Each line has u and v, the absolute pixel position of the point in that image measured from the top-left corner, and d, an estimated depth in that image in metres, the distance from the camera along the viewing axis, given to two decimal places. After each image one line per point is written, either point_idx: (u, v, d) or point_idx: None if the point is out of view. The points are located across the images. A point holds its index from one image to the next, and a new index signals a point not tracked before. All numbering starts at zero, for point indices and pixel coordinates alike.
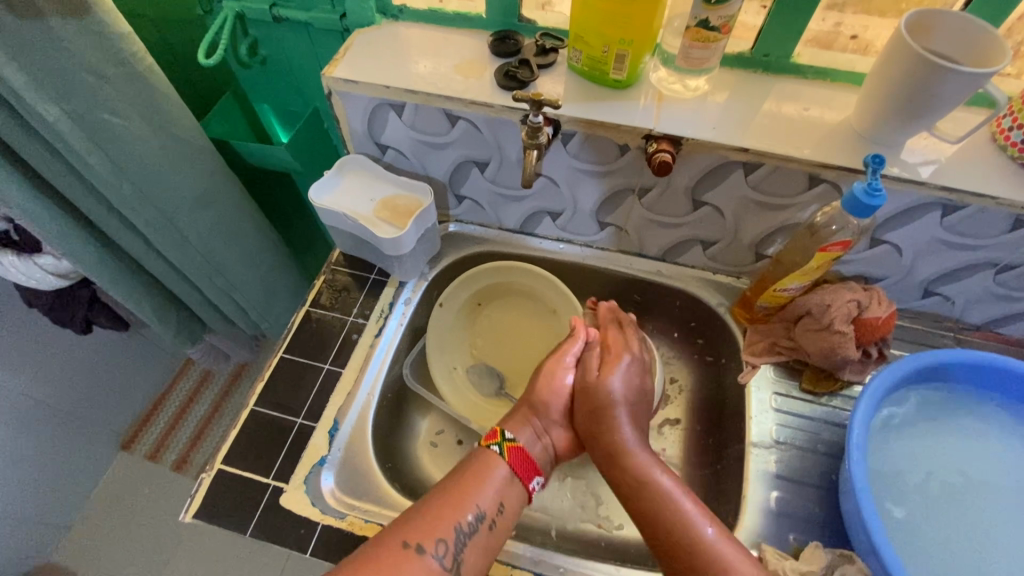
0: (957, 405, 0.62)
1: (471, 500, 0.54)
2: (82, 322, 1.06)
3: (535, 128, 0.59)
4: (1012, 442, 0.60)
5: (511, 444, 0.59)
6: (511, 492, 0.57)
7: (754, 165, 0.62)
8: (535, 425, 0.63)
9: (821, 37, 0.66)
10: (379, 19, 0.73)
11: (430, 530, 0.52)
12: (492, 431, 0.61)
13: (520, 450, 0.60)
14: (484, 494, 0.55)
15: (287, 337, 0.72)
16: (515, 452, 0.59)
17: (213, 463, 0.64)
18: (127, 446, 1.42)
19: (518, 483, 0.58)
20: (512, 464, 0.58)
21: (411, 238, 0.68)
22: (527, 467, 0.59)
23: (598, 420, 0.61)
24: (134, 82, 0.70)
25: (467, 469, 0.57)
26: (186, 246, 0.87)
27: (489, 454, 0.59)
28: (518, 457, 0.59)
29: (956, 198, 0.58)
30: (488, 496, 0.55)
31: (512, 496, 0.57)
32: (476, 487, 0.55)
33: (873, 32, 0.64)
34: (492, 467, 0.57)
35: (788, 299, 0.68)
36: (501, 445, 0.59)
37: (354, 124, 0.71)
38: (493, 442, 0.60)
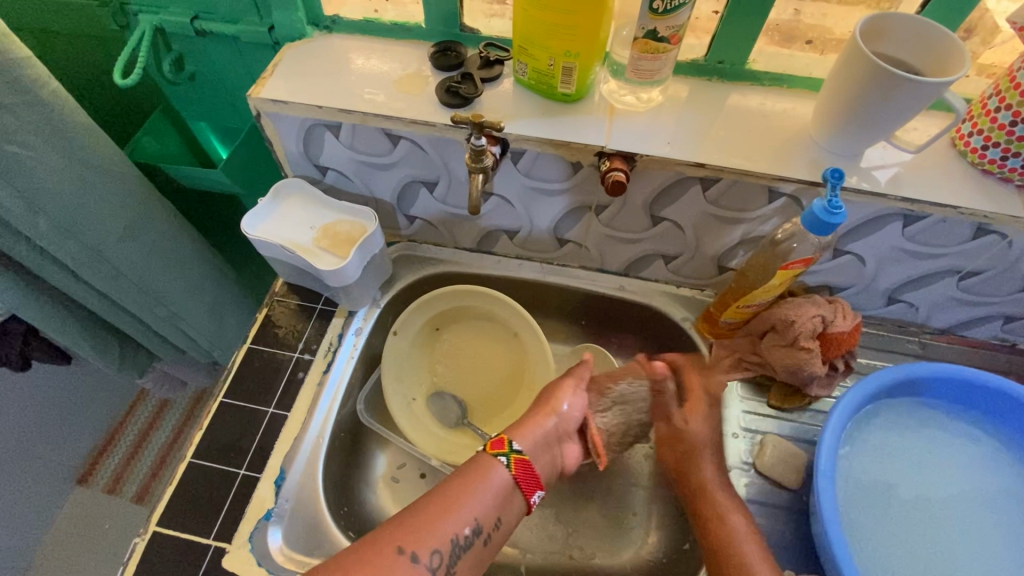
0: (930, 420, 0.61)
1: (467, 513, 0.52)
2: (19, 359, 0.98)
3: (479, 151, 0.55)
4: (974, 451, 0.60)
5: (520, 457, 0.56)
6: (508, 507, 0.55)
7: (711, 181, 0.59)
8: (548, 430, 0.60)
9: (782, 26, 0.63)
10: (311, 31, 0.67)
11: (424, 538, 0.50)
12: (499, 438, 0.58)
13: (527, 464, 0.56)
14: (484, 504, 0.53)
15: (226, 379, 0.67)
16: (522, 465, 0.56)
17: (148, 525, 0.59)
18: (82, 480, 1.32)
19: (517, 497, 0.55)
20: (516, 478, 0.55)
21: (355, 268, 0.64)
22: (530, 483, 0.56)
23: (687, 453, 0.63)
24: (42, 110, 0.63)
25: (466, 475, 0.54)
26: (120, 277, 0.80)
27: (491, 463, 0.56)
28: (523, 470, 0.56)
29: (918, 209, 0.56)
30: (486, 508, 0.53)
31: (510, 510, 0.55)
32: (473, 495, 0.53)
33: (834, 19, 0.62)
34: (493, 478, 0.55)
35: (753, 313, 0.66)
36: (510, 456, 0.56)
37: (289, 145, 0.66)
38: (500, 453, 0.56)
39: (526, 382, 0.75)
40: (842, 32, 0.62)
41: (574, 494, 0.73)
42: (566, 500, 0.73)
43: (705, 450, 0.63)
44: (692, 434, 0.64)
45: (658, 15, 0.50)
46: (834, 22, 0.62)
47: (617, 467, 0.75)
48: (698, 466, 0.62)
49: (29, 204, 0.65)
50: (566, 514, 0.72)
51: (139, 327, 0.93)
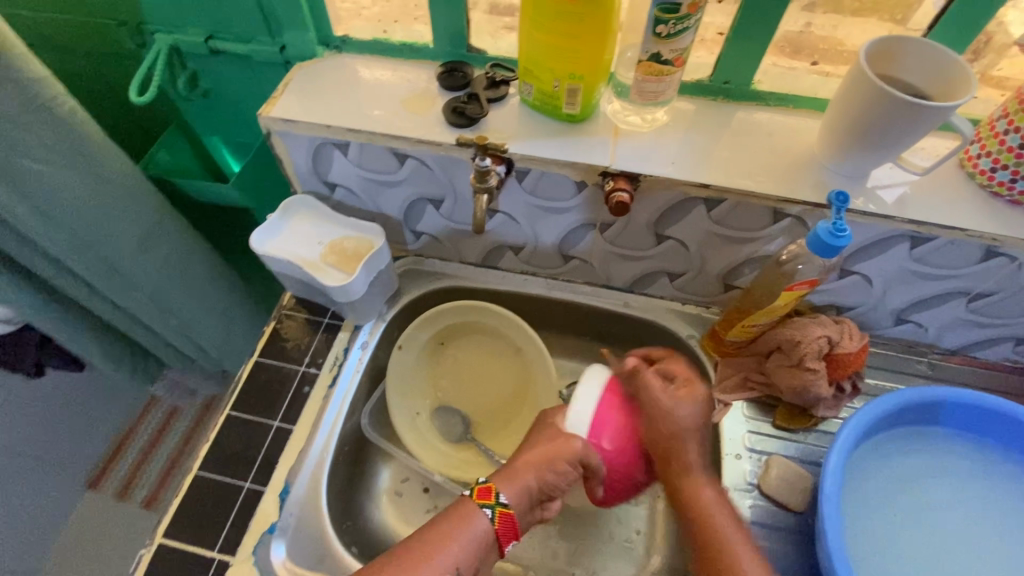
0: (944, 448, 0.60)
1: (452, 564, 0.51)
2: (32, 366, 0.99)
3: (484, 172, 0.56)
4: (979, 474, 0.59)
5: (505, 510, 0.55)
6: (486, 557, 0.55)
7: (716, 202, 0.59)
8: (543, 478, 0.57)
9: (791, 38, 0.62)
10: (321, 51, 0.68)
11: None
12: (487, 487, 0.56)
13: (512, 519, 0.55)
14: (465, 557, 0.52)
15: (234, 392, 0.68)
16: (506, 519, 0.55)
17: (154, 536, 0.60)
18: (93, 485, 1.32)
19: (495, 544, 0.55)
20: (496, 531, 0.55)
21: (361, 283, 0.64)
22: (508, 534, 0.56)
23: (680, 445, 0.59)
24: (58, 127, 0.65)
25: (452, 521, 0.54)
26: (132, 289, 0.82)
27: (473, 512, 0.55)
28: (506, 524, 0.55)
29: (925, 231, 0.56)
30: (465, 559, 0.52)
31: (486, 560, 0.55)
32: (452, 547, 0.52)
33: (844, 30, 0.61)
34: (472, 530, 0.54)
35: (758, 332, 0.65)
36: (494, 509, 0.55)
37: (298, 162, 0.67)
38: (486, 505, 0.55)
39: (531, 397, 0.76)
40: (856, 43, 0.61)
41: (578, 511, 0.73)
42: (569, 517, 0.73)
43: (693, 431, 0.60)
44: (682, 414, 0.60)
45: (662, 39, 0.50)
46: (846, 32, 0.61)
47: None
48: (683, 450, 0.59)
49: (44, 217, 0.67)
50: (568, 531, 0.72)
51: (149, 336, 0.95)
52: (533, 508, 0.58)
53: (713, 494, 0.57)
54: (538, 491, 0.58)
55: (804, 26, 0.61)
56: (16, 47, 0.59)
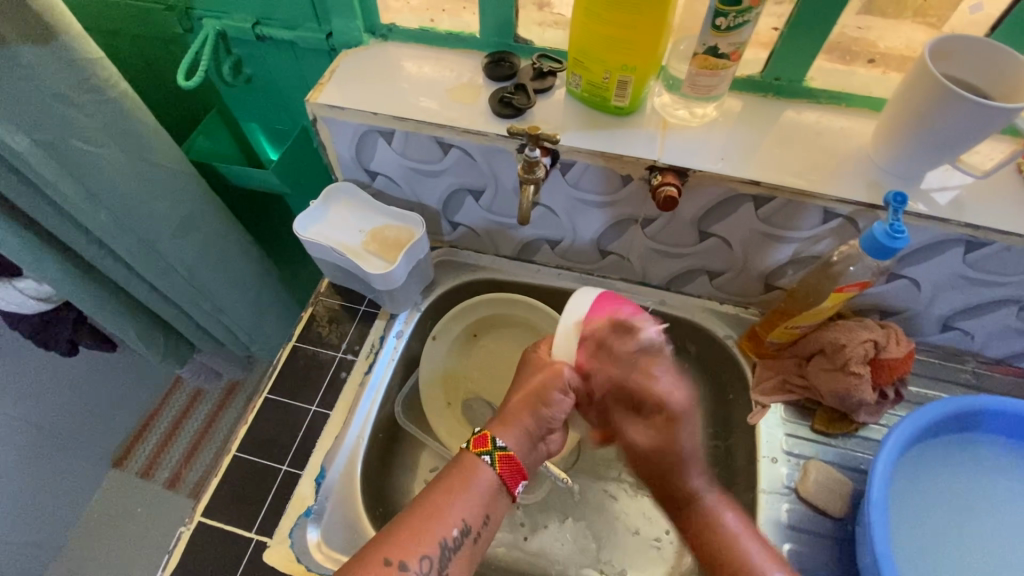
0: (999, 459, 0.59)
1: (457, 513, 0.52)
2: (68, 344, 1.01)
3: (532, 162, 0.56)
4: None
5: (504, 454, 0.55)
6: (496, 503, 0.54)
7: (764, 199, 0.58)
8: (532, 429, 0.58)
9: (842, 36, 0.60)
10: (367, 39, 0.68)
11: (410, 546, 0.49)
12: (481, 435, 0.56)
13: (513, 459, 0.55)
14: (468, 504, 0.53)
15: (271, 376, 0.69)
16: (507, 461, 0.55)
17: (193, 514, 0.61)
18: (118, 464, 1.35)
19: (502, 490, 0.55)
20: (501, 475, 0.55)
21: (402, 271, 0.64)
22: (514, 476, 0.56)
23: (672, 471, 0.62)
24: (108, 109, 0.65)
25: (446, 477, 0.54)
26: (171, 271, 0.83)
27: (473, 462, 0.55)
28: (508, 466, 0.55)
29: (982, 235, 0.54)
30: (472, 508, 0.53)
31: (496, 507, 0.54)
32: (454, 497, 0.52)
33: (877, 33, 0.59)
34: (476, 478, 0.54)
35: (801, 335, 0.65)
36: (493, 454, 0.55)
37: (341, 149, 0.68)
38: (484, 452, 0.55)
39: None
40: (888, 45, 0.59)
41: (607, 506, 0.73)
42: (598, 513, 0.73)
43: (693, 454, 0.62)
44: (677, 444, 0.62)
45: (720, 32, 0.50)
46: (879, 35, 0.59)
47: (650, 485, 0.74)
48: (682, 475, 0.62)
49: (93, 198, 0.68)
50: (596, 527, 0.72)
51: (183, 319, 0.96)
52: (534, 445, 0.59)
53: (710, 496, 0.61)
54: (535, 426, 0.59)
55: (859, 31, 0.59)
56: (74, 31, 0.60)
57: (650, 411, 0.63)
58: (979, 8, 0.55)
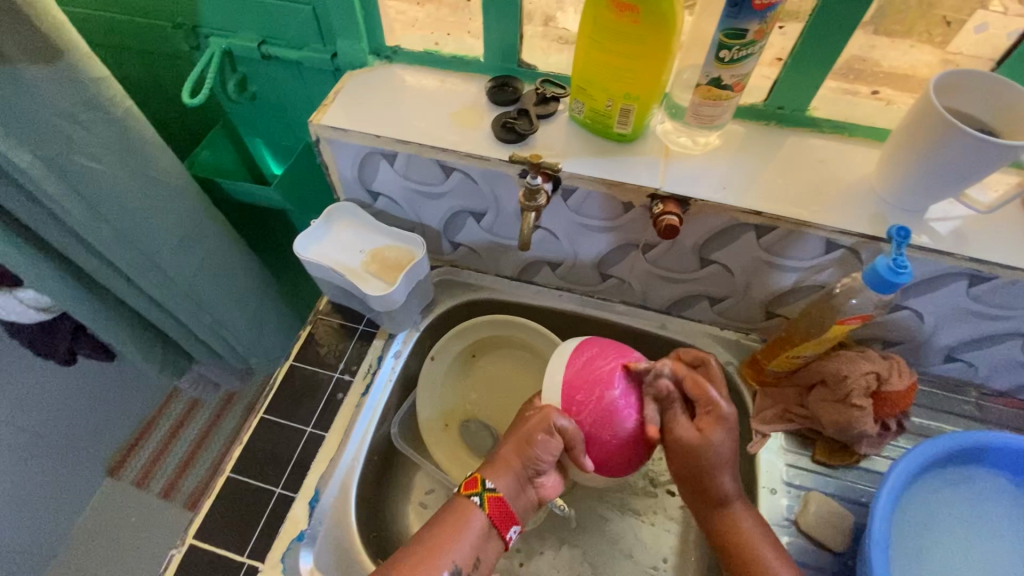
0: (1003, 496, 0.58)
1: (448, 555, 0.52)
2: (66, 354, 1.01)
3: (534, 190, 0.56)
4: None
5: (493, 496, 0.55)
6: (487, 546, 0.55)
7: (767, 229, 0.58)
8: (518, 472, 0.56)
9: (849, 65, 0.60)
10: (372, 60, 0.69)
11: None
12: (472, 477, 0.57)
13: (502, 501, 0.55)
14: (460, 546, 0.53)
15: (268, 396, 0.69)
16: (496, 503, 0.55)
17: (185, 537, 0.60)
18: (114, 472, 1.32)
19: (492, 534, 0.55)
20: (490, 517, 0.55)
21: (401, 293, 0.64)
22: (505, 519, 0.56)
23: (711, 473, 0.56)
24: (113, 126, 0.66)
25: (441, 521, 0.54)
26: (170, 285, 0.83)
27: (465, 504, 0.56)
28: (498, 509, 0.55)
29: (986, 270, 0.54)
30: (463, 550, 0.53)
31: (487, 549, 0.54)
32: (449, 538, 0.53)
33: (880, 52, 0.58)
34: (468, 521, 0.54)
35: (802, 364, 0.64)
36: (482, 496, 0.55)
37: (344, 170, 0.68)
38: (474, 493, 0.56)
39: None
40: (892, 64, 0.59)
41: (604, 533, 0.72)
42: (595, 540, 0.72)
43: (728, 464, 0.56)
44: (716, 447, 0.54)
45: (724, 64, 0.50)
46: (882, 53, 0.58)
47: (648, 511, 0.73)
48: (716, 479, 0.56)
49: (95, 213, 0.68)
50: (592, 553, 0.71)
51: (182, 332, 0.96)
52: (522, 487, 0.57)
53: (738, 503, 0.57)
54: (523, 467, 0.56)
55: (867, 49, 0.58)
56: (82, 50, 0.60)
57: (698, 409, 0.56)
58: (984, 27, 0.54)
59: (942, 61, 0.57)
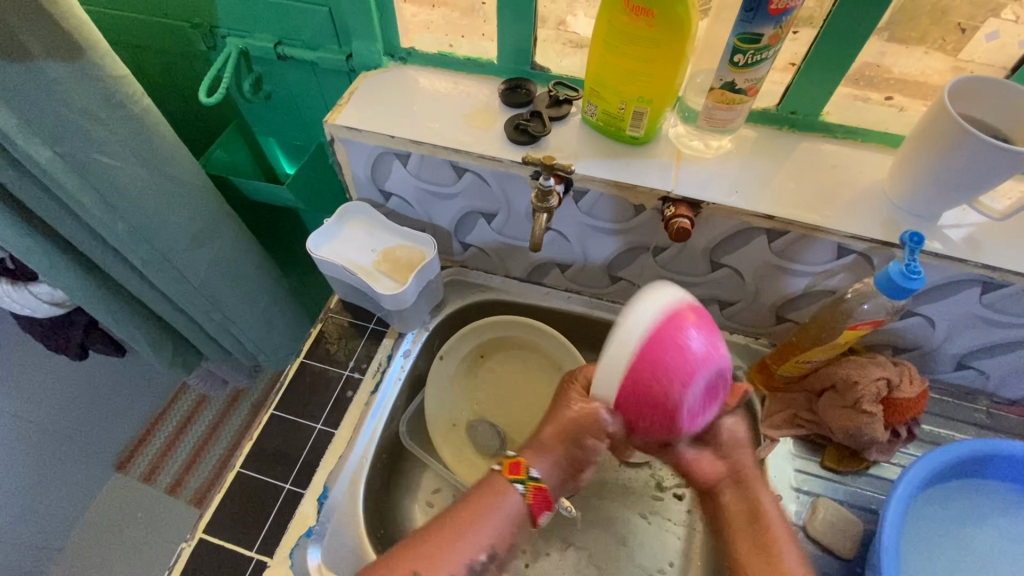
0: (1017, 506, 0.57)
1: (483, 538, 0.52)
2: (78, 348, 1.02)
3: (546, 192, 0.56)
4: None
5: (537, 486, 0.54)
6: (520, 529, 0.54)
7: (778, 233, 0.58)
8: (559, 458, 0.55)
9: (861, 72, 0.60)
10: (386, 61, 0.69)
11: (436, 561, 0.50)
12: (516, 461, 0.55)
13: (545, 492, 0.54)
14: (493, 528, 0.52)
15: (278, 392, 0.69)
16: (538, 493, 0.54)
17: (195, 530, 0.61)
18: (121, 467, 1.31)
19: (528, 522, 0.54)
20: (531, 506, 0.54)
21: (412, 292, 0.65)
22: (542, 506, 0.55)
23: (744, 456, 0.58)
24: (130, 124, 0.67)
25: (479, 501, 0.53)
26: (183, 282, 0.84)
27: (505, 487, 0.54)
28: (539, 499, 0.54)
29: (999, 276, 0.54)
30: (498, 532, 0.52)
31: (520, 533, 0.54)
32: (482, 520, 0.52)
33: (895, 58, 0.58)
34: (504, 505, 0.53)
35: (812, 369, 0.64)
36: (525, 485, 0.54)
37: (357, 170, 0.68)
38: (517, 481, 0.54)
39: None
40: (903, 71, 0.58)
41: (611, 536, 0.72)
42: (602, 542, 0.72)
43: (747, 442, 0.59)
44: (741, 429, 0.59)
45: (738, 68, 0.50)
46: (893, 61, 0.58)
47: (656, 513, 0.73)
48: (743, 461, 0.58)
49: (110, 209, 0.69)
50: (598, 557, 0.71)
51: (193, 327, 0.97)
52: (564, 479, 0.57)
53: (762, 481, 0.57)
54: (566, 460, 0.56)
55: (880, 56, 0.58)
56: (101, 48, 0.61)
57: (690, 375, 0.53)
58: (995, 35, 0.53)
59: (953, 69, 0.57)
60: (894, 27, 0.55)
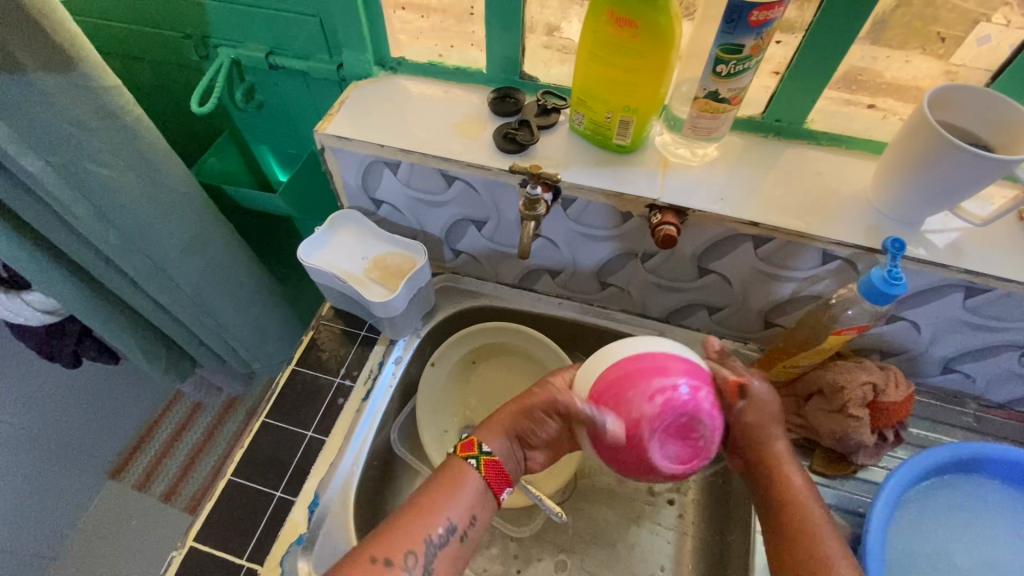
0: (1001, 507, 0.58)
1: (443, 513, 0.51)
2: (72, 356, 1.02)
3: (533, 201, 0.57)
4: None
5: (489, 458, 0.53)
6: (482, 505, 0.53)
7: (764, 239, 0.58)
8: (516, 435, 0.55)
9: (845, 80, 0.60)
10: (376, 71, 0.70)
11: (397, 541, 0.49)
12: (469, 438, 0.55)
13: (498, 465, 0.54)
14: (455, 505, 0.52)
15: (270, 399, 0.70)
16: (493, 466, 0.54)
17: (186, 538, 0.61)
18: (115, 475, 1.32)
19: (488, 496, 0.54)
20: (486, 479, 0.53)
21: (402, 300, 0.65)
22: (501, 480, 0.54)
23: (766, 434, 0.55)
24: (122, 134, 0.67)
25: (443, 478, 0.53)
26: (175, 289, 0.84)
27: (462, 466, 0.54)
28: (494, 471, 0.54)
29: (981, 281, 0.55)
30: (458, 508, 0.52)
31: (484, 509, 0.53)
32: (446, 496, 0.52)
33: (885, 63, 0.58)
34: (462, 482, 0.53)
35: (800, 373, 0.65)
36: (477, 458, 0.53)
37: (348, 178, 0.69)
38: (470, 456, 0.54)
39: None
40: (896, 75, 0.59)
41: (602, 540, 0.72)
42: (594, 547, 0.72)
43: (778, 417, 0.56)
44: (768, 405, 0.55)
45: (721, 78, 0.51)
46: (887, 65, 0.58)
47: (647, 518, 0.73)
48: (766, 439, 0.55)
49: (102, 217, 0.69)
50: (589, 562, 0.71)
51: (186, 335, 0.97)
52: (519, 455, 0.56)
53: (788, 464, 0.55)
54: (522, 436, 0.55)
55: (867, 62, 0.58)
56: (93, 59, 0.62)
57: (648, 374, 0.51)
58: (987, 39, 0.53)
59: (945, 73, 0.57)
60: (877, 35, 0.56)
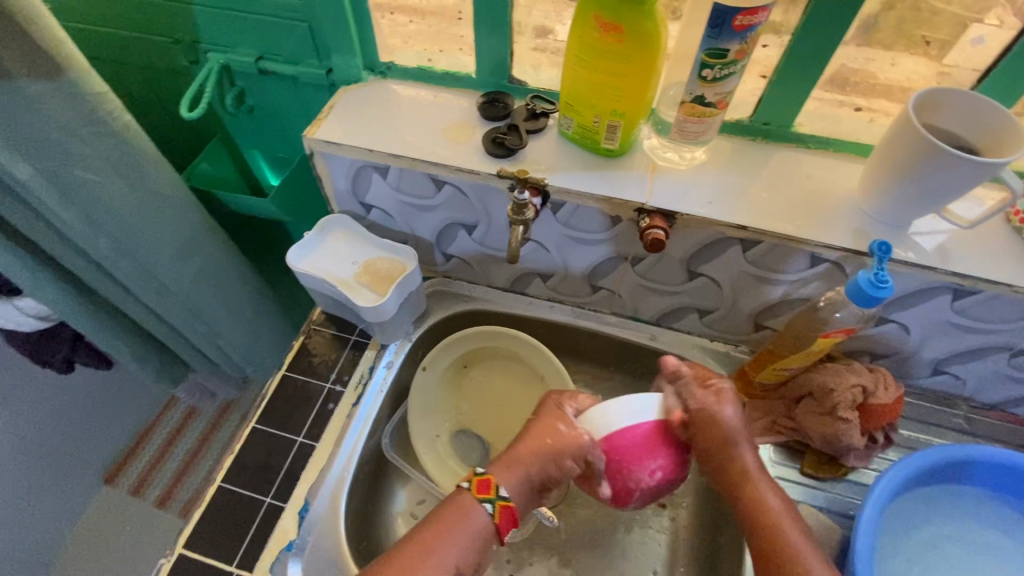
0: (987, 511, 0.58)
1: (449, 561, 0.49)
2: (64, 362, 1.02)
3: (521, 205, 0.57)
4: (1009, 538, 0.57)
5: (505, 504, 0.53)
6: (487, 549, 0.52)
7: (752, 243, 0.58)
8: (532, 478, 0.55)
9: (833, 84, 0.61)
10: (366, 76, 0.70)
11: None
12: (485, 480, 0.54)
13: (513, 510, 0.53)
14: (462, 551, 0.50)
15: (260, 405, 0.69)
16: (507, 512, 0.53)
17: (174, 545, 0.61)
18: (109, 481, 1.30)
19: (494, 540, 0.53)
20: (499, 525, 0.52)
21: (391, 304, 0.65)
22: (509, 524, 0.53)
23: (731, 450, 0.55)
24: (111, 140, 0.67)
25: (452, 520, 0.51)
26: (166, 295, 0.84)
27: (473, 506, 0.52)
28: (507, 517, 0.53)
29: (969, 284, 0.55)
30: (464, 553, 0.50)
31: (487, 553, 0.52)
32: (450, 539, 0.50)
33: (878, 65, 0.58)
34: (470, 524, 0.51)
35: (790, 376, 0.65)
36: (494, 504, 0.53)
37: (338, 183, 0.69)
38: (485, 500, 0.53)
39: None
40: (889, 77, 0.59)
41: (594, 545, 0.72)
42: (586, 551, 0.72)
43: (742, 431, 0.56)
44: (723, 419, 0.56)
45: (707, 82, 0.51)
46: (879, 66, 0.58)
47: (639, 522, 0.73)
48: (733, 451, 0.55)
49: (92, 224, 0.69)
50: (581, 566, 0.71)
51: (178, 340, 0.96)
52: (533, 499, 0.56)
53: (763, 476, 0.55)
54: (539, 480, 0.55)
55: (854, 66, 0.59)
56: (81, 66, 0.62)
57: (692, 397, 0.57)
58: (981, 40, 0.54)
59: (937, 74, 0.57)
60: (866, 37, 0.56)
